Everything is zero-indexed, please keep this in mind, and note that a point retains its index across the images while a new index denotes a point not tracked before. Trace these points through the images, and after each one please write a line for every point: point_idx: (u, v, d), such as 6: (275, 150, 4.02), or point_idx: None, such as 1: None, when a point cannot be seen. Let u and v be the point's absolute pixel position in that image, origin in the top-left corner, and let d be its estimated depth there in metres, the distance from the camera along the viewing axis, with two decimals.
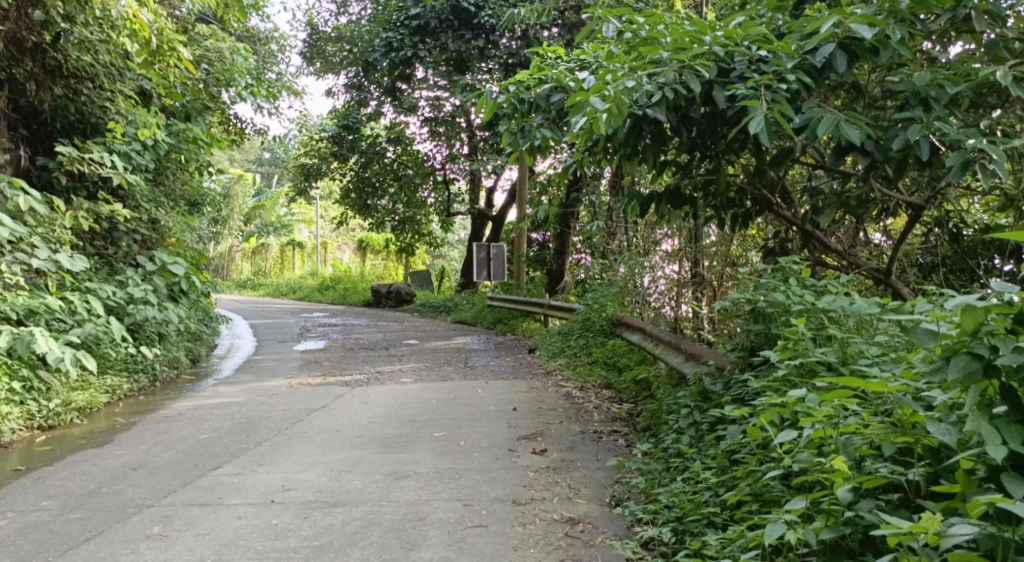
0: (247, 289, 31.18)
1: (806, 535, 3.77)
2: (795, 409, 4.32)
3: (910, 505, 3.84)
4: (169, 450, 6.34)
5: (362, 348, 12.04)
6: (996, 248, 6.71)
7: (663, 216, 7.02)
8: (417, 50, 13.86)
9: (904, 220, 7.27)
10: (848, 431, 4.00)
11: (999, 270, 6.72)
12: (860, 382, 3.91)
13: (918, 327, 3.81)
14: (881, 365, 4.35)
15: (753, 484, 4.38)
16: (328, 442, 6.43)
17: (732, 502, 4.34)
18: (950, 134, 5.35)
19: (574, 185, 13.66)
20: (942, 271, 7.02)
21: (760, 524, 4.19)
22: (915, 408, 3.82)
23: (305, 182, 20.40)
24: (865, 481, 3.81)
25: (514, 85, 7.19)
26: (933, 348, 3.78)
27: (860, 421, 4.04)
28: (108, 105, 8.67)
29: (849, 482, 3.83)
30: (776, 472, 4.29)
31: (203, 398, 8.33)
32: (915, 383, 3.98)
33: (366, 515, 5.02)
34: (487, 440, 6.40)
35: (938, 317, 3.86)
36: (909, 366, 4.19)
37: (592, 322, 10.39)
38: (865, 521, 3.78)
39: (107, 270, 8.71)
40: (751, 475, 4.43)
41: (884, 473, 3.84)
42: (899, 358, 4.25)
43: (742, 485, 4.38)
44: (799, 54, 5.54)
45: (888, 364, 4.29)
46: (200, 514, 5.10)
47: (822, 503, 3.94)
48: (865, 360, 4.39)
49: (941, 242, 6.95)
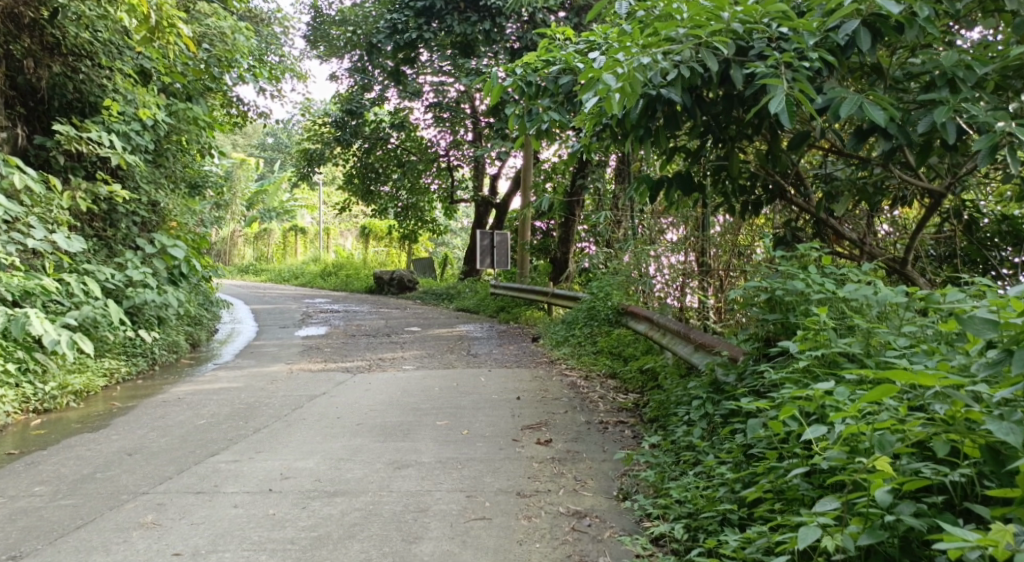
0: (249, 274, 31.04)
1: (843, 542, 3.60)
2: (820, 403, 4.14)
3: (954, 509, 3.67)
4: (166, 436, 6.19)
5: (364, 335, 11.89)
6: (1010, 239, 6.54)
7: (673, 202, 6.81)
8: (423, 33, 13.50)
9: (915, 211, 7.12)
10: (883, 427, 3.80)
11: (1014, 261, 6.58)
12: (911, 375, 3.64)
13: (976, 315, 3.68)
14: (908, 355, 4.19)
15: (774, 480, 4.22)
16: (329, 429, 6.28)
17: (752, 500, 4.18)
18: (979, 117, 5.20)
19: (580, 172, 13.49)
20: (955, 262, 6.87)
21: (782, 525, 4.02)
22: (971, 405, 3.59)
23: (308, 167, 20.12)
24: (908, 483, 3.62)
25: (522, 66, 7.01)
26: (993, 338, 3.64)
27: (895, 417, 3.84)
28: (108, 83, 8.50)
29: (889, 483, 3.64)
30: (799, 469, 4.12)
31: (201, 383, 8.17)
32: (953, 372, 3.86)
33: (366, 506, 4.87)
34: (491, 429, 6.24)
35: (999, 304, 3.71)
36: (943, 357, 4.04)
37: (597, 311, 10.12)
38: (906, 526, 3.60)
39: (105, 252, 8.55)
40: (772, 471, 4.27)
41: (928, 474, 3.65)
42: (930, 349, 4.09)
43: (762, 481, 4.22)
44: (821, 32, 5.40)
45: (919, 356, 4.12)
46: (196, 502, 4.94)
47: (858, 505, 3.77)
48: (893, 351, 4.23)
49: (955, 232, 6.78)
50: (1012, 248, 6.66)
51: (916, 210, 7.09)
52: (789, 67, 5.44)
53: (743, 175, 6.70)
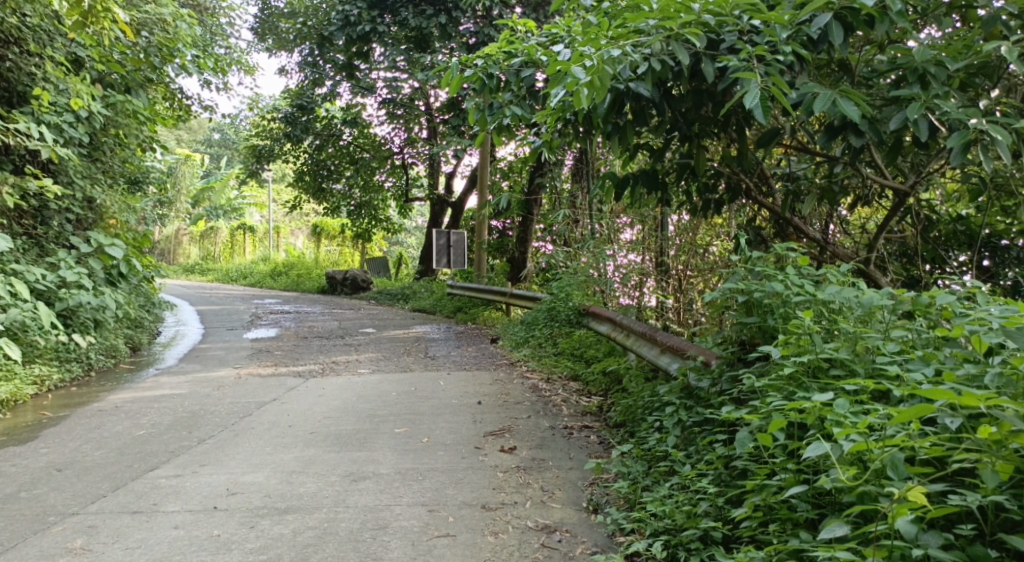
0: (196, 273, 30.40)
1: None
2: (808, 416, 3.91)
3: (985, 540, 3.43)
4: (100, 449, 5.82)
5: (316, 337, 11.53)
6: (964, 238, 6.49)
7: (636, 200, 6.56)
8: (376, 25, 13.07)
9: (869, 210, 6.98)
10: (893, 444, 3.59)
11: (970, 263, 6.51)
12: (949, 394, 3.45)
13: None
14: (899, 362, 4.03)
15: (765, 497, 3.97)
16: (279, 439, 5.95)
17: (741, 519, 3.94)
18: (951, 113, 5.01)
19: (537, 171, 13.28)
20: (908, 261, 6.76)
21: (777, 546, 3.77)
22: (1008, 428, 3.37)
23: (256, 164, 19.68)
24: (932, 511, 3.38)
25: (482, 59, 6.70)
26: None
27: (904, 434, 3.62)
28: (39, 72, 8.10)
29: (912, 512, 3.42)
30: (793, 485, 3.87)
31: (141, 390, 7.78)
32: (964, 384, 3.69)
33: (320, 523, 4.57)
34: (451, 437, 5.96)
35: None
36: (939, 365, 3.90)
37: (557, 311, 9.84)
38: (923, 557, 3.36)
39: (36, 251, 8.19)
40: (761, 487, 4.02)
41: (956, 501, 3.41)
42: (925, 356, 3.96)
43: (753, 498, 3.97)
44: (792, 25, 5.15)
45: (914, 363, 3.96)
46: (131, 523, 4.60)
47: (871, 535, 3.53)
48: (884, 357, 4.06)
49: (908, 232, 6.67)
50: (960, 251, 6.59)
51: (872, 209, 6.93)
52: (760, 60, 5.21)
53: (706, 173, 6.48)
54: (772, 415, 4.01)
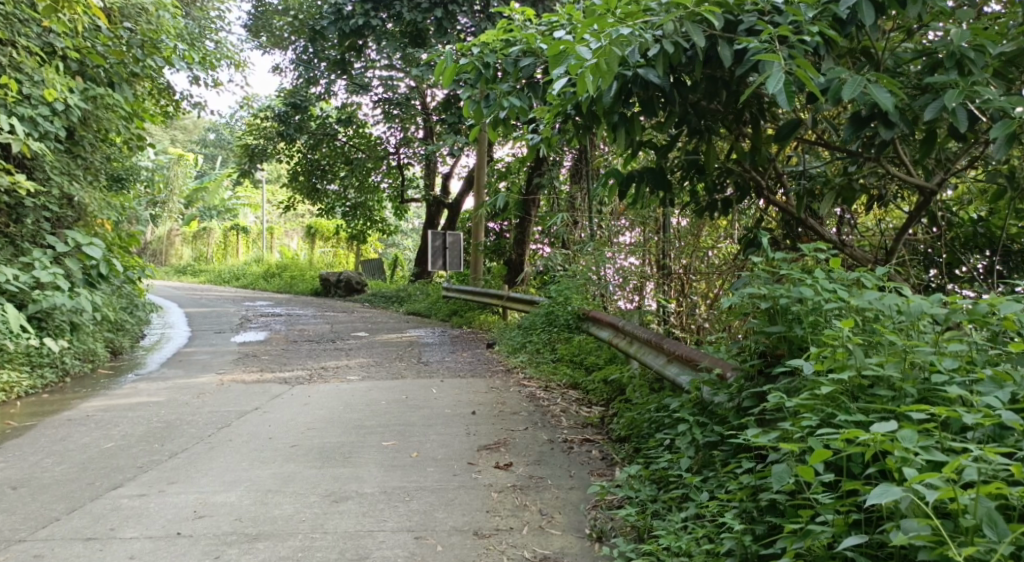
0: (187, 275, 29.90)
1: None
2: (857, 446, 3.45)
3: None
4: (63, 463, 5.37)
5: (306, 340, 11.07)
6: (986, 241, 6.04)
7: (640, 200, 6.08)
8: (370, 19, 12.59)
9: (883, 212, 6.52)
10: (984, 490, 3.15)
11: (993, 267, 6.05)
12: None
13: None
14: (959, 381, 3.63)
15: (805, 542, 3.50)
16: (256, 454, 5.50)
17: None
18: (994, 101, 4.53)
19: (536, 168, 12.74)
20: (927, 266, 6.28)
21: None
22: None
23: (249, 163, 19.08)
24: None
25: (479, 46, 6.25)
26: None
27: (988, 473, 3.20)
28: (11, 61, 7.65)
29: None
30: (852, 534, 3.37)
31: (115, 397, 7.33)
32: None
33: (293, 553, 4.13)
34: (444, 451, 5.51)
35: None
36: (1015, 389, 3.53)
37: (556, 316, 9.37)
38: None
39: (11, 250, 7.76)
40: (801, 530, 3.56)
41: None
42: (998, 377, 3.57)
43: (792, 542, 3.50)
44: (819, 4, 4.73)
45: (984, 386, 3.57)
46: (85, 552, 4.15)
47: None
48: (939, 376, 3.66)
49: (925, 235, 6.21)
50: (980, 254, 6.09)
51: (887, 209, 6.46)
52: (782, 43, 4.78)
53: (714, 171, 6.01)
54: (811, 441, 3.55)
